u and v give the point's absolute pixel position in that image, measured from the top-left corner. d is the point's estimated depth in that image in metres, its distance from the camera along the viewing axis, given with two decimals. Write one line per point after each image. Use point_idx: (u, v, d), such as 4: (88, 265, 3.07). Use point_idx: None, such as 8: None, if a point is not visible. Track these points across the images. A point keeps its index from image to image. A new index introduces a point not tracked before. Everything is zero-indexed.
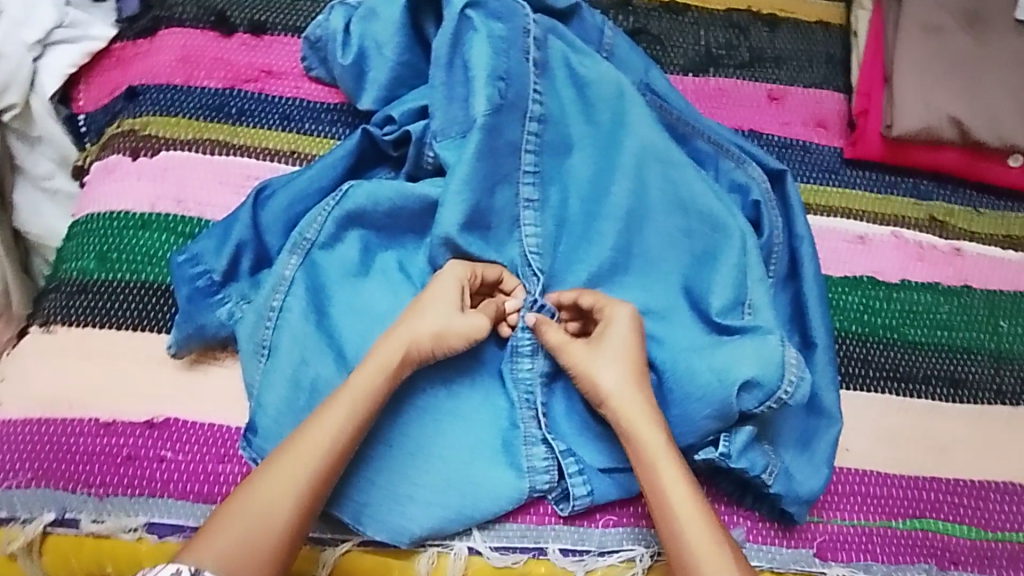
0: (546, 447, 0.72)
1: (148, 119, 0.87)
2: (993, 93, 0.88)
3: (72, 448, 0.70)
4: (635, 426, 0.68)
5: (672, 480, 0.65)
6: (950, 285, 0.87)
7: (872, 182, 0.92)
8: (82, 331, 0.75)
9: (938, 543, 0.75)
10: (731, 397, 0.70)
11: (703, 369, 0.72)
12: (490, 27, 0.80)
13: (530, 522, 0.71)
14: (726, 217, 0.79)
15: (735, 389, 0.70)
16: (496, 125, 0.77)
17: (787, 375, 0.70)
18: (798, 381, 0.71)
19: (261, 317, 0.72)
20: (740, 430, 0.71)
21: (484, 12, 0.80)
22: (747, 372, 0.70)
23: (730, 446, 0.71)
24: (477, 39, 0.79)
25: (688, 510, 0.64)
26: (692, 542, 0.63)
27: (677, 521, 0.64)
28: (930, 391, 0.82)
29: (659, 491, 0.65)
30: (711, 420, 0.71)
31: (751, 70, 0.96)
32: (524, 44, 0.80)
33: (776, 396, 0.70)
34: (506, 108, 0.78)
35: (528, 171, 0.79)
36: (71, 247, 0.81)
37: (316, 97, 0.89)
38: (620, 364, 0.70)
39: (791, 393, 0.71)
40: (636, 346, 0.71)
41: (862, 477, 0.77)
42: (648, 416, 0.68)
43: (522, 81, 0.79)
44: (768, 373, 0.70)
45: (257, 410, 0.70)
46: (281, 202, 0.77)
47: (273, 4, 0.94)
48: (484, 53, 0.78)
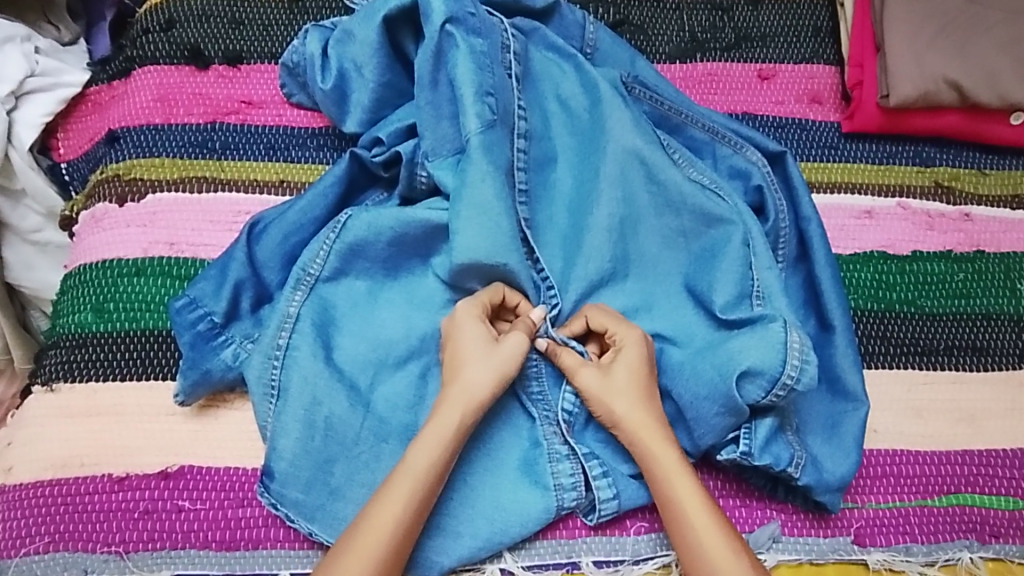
0: (572, 460, 0.70)
1: (132, 163, 0.85)
2: (990, 51, 0.85)
3: (88, 507, 0.69)
4: (644, 442, 0.67)
5: (686, 496, 0.65)
6: (962, 251, 0.85)
7: (872, 155, 0.90)
8: (85, 387, 0.74)
9: (977, 517, 0.73)
10: (733, 390, 0.69)
11: (706, 368, 0.71)
12: (471, 43, 0.78)
13: (560, 537, 0.70)
14: (733, 212, 0.77)
15: (735, 380, 0.69)
16: (487, 138, 0.75)
17: (790, 361, 0.68)
18: (801, 366, 0.68)
19: (269, 358, 0.71)
20: (758, 424, 0.70)
21: (461, 27, 0.78)
22: (747, 363, 0.69)
23: (751, 443, 0.69)
24: (458, 55, 0.77)
25: (705, 525, 0.64)
26: (709, 553, 0.63)
27: (695, 535, 0.63)
28: (952, 362, 0.80)
29: (672, 505, 0.65)
30: (723, 417, 0.69)
31: (739, 51, 0.94)
32: (504, 60, 0.79)
33: (782, 383, 0.68)
34: (494, 119, 0.76)
35: (520, 184, 0.77)
36: (66, 301, 0.79)
37: (299, 123, 0.88)
38: (630, 386, 0.69)
39: (796, 378, 0.68)
40: (645, 364, 0.70)
41: (893, 457, 0.75)
42: (656, 431, 0.67)
43: (507, 96, 0.77)
44: (772, 362, 0.68)
45: (272, 455, 0.68)
46: (275, 237, 0.76)
47: (246, 33, 0.92)
48: (466, 68, 0.76)
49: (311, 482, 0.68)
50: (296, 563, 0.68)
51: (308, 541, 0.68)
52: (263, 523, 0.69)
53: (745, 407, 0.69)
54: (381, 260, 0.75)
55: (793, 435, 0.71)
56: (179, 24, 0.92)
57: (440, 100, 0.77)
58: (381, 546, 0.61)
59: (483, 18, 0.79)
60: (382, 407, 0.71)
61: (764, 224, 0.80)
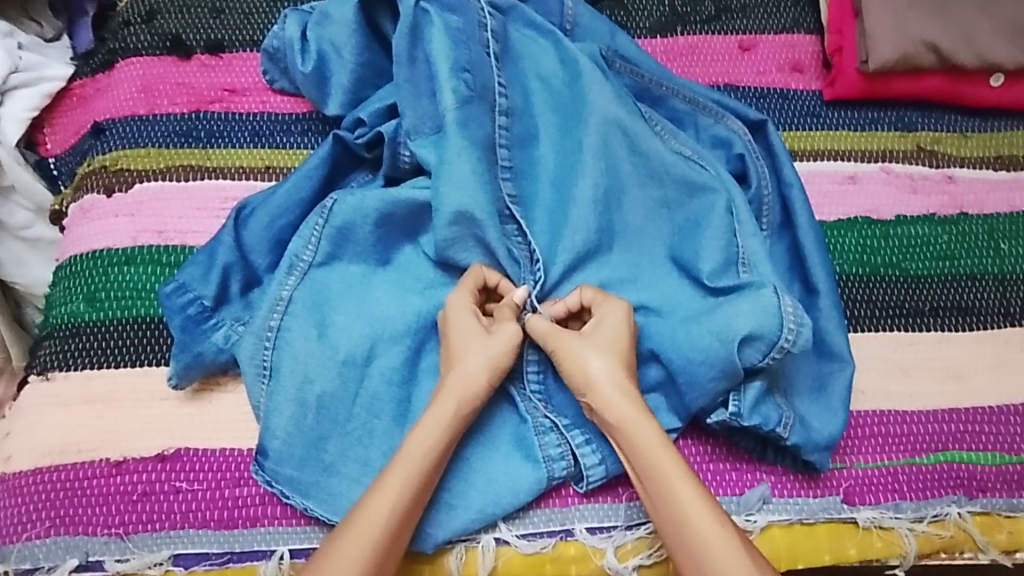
0: (557, 433, 0.71)
1: (118, 153, 0.85)
2: (969, 12, 0.85)
3: (87, 492, 0.70)
4: (627, 429, 0.66)
5: (675, 480, 0.64)
6: (946, 214, 0.86)
7: (854, 121, 0.90)
8: (80, 375, 0.75)
9: (965, 473, 0.74)
10: (734, 355, 0.69)
11: (702, 334, 0.71)
12: (446, 20, 0.78)
13: (553, 506, 0.71)
14: (715, 179, 0.78)
15: (736, 345, 0.69)
16: (468, 115, 0.76)
17: (786, 324, 0.69)
18: (798, 328, 0.69)
19: (260, 339, 0.72)
20: (749, 387, 0.70)
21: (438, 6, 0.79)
22: (746, 328, 0.69)
23: (740, 405, 0.70)
24: (435, 33, 0.78)
25: (694, 507, 0.63)
26: (702, 541, 0.62)
27: (685, 519, 0.63)
28: (938, 322, 0.81)
29: (659, 491, 0.64)
30: (718, 382, 0.70)
31: (719, 23, 0.94)
32: (482, 37, 0.79)
33: (779, 346, 0.69)
34: (474, 96, 0.76)
35: (504, 160, 0.77)
36: (58, 292, 0.80)
37: (283, 109, 0.88)
38: (604, 346, 0.69)
39: (793, 340, 0.69)
40: (614, 333, 0.70)
41: (881, 417, 0.76)
42: (636, 417, 0.66)
43: (486, 72, 0.78)
44: (766, 326, 0.69)
45: (266, 434, 0.69)
46: (262, 221, 0.76)
47: (227, 21, 0.93)
48: (443, 45, 0.77)
49: (305, 459, 0.69)
50: (294, 539, 0.69)
51: (305, 517, 0.69)
52: (259, 501, 0.70)
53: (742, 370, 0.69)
54: (368, 241, 0.76)
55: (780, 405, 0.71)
56: (160, 15, 0.93)
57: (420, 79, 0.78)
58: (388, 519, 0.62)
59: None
60: (374, 384, 0.72)
61: (747, 192, 0.81)
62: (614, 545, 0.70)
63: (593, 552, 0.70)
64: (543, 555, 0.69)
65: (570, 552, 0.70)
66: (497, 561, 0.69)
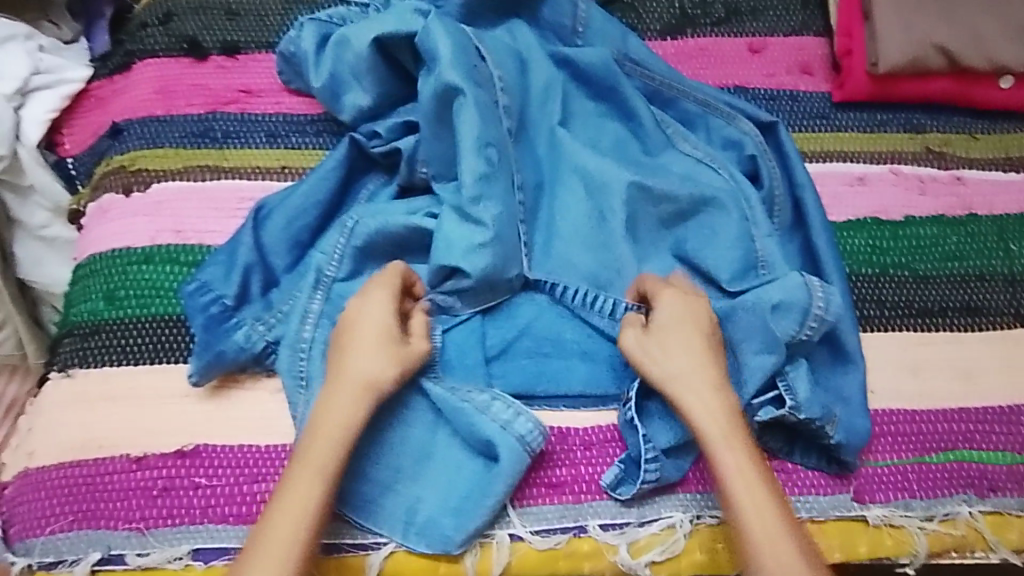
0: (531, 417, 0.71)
1: (136, 154, 0.86)
2: (978, 15, 0.86)
3: (108, 486, 0.71)
4: (701, 417, 0.67)
5: (739, 470, 0.65)
6: (955, 215, 0.87)
7: (863, 123, 0.91)
8: (100, 371, 0.76)
9: (976, 472, 0.74)
10: (771, 325, 0.71)
11: (743, 313, 0.72)
12: (448, 24, 0.79)
13: (567, 502, 0.72)
14: (730, 188, 0.79)
15: (771, 315, 0.71)
16: (485, 137, 0.76)
17: (815, 294, 0.71)
18: (827, 296, 0.72)
19: (295, 350, 0.73)
20: (796, 378, 0.71)
21: (442, 23, 0.78)
22: (777, 297, 0.72)
23: (796, 398, 0.70)
24: (438, 38, 0.77)
25: (760, 497, 0.64)
26: (763, 539, 0.62)
27: (744, 509, 0.63)
28: (947, 323, 0.81)
29: (723, 479, 0.65)
30: (766, 356, 0.71)
31: (729, 26, 0.95)
32: (476, 42, 0.80)
33: (813, 314, 0.71)
34: (489, 110, 0.77)
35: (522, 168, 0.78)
36: (78, 289, 0.81)
37: (298, 110, 0.89)
38: (681, 336, 0.70)
39: (824, 308, 0.71)
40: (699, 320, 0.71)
41: (892, 416, 0.77)
42: (713, 408, 0.67)
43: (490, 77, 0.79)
44: (798, 296, 0.71)
45: (300, 440, 0.70)
46: (279, 222, 0.78)
47: (243, 23, 0.94)
48: (450, 68, 0.76)
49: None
50: None
51: None
52: None
53: (783, 342, 0.71)
54: (387, 243, 0.77)
55: (810, 415, 0.70)
56: (177, 17, 0.94)
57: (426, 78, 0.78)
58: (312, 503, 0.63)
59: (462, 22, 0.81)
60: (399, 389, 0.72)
61: (759, 192, 0.82)
62: (627, 541, 0.70)
63: (607, 548, 0.70)
64: (557, 551, 0.70)
65: (583, 548, 0.70)
66: (512, 557, 0.70)
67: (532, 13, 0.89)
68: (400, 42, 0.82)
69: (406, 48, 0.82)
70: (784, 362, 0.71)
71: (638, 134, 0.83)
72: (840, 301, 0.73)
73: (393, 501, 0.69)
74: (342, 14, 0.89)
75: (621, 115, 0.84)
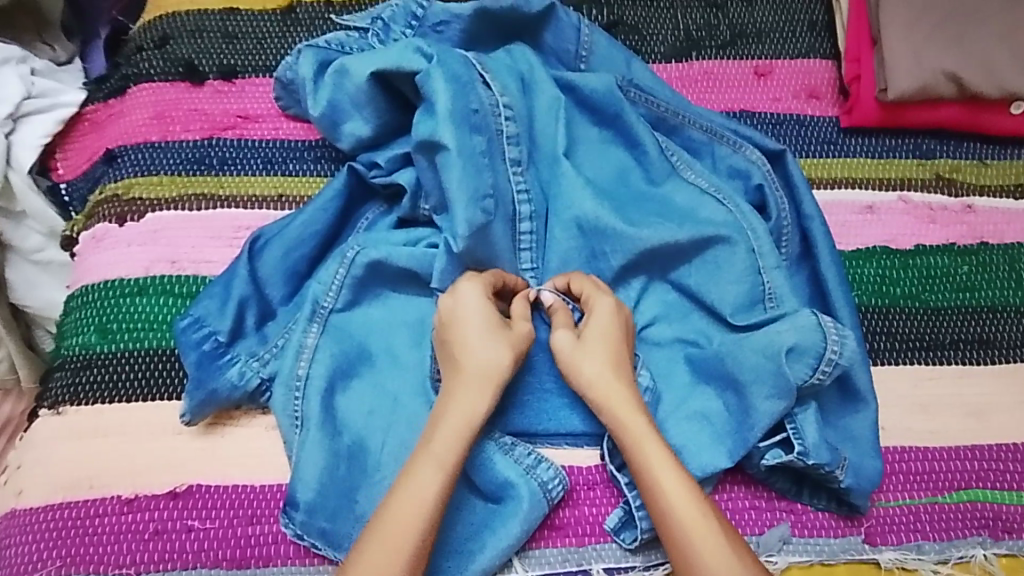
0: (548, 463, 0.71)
1: (131, 182, 0.85)
2: (989, 41, 0.84)
3: (99, 529, 0.69)
4: (647, 463, 0.65)
5: (692, 521, 0.62)
6: (966, 244, 0.85)
7: (871, 149, 0.89)
8: (92, 408, 0.74)
9: (990, 513, 0.72)
10: (785, 369, 0.69)
11: (750, 354, 0.71)
12: (450, 62, 0.77)
13: (570, 545, 0.70)
14: (739, 231, 0.76)
15: (783, 359, 0.69)
16: (480, 190, 0.74)
17: (830, 337, 0.69)
18: (841, 340, 0.69)
19: (290, 389, 0.71)
20: (805, 422, 0.70)
21: (444, 72, 0.76)
22: (791, 340, 0.69)
23: (804, 443, 0.69)
24: (438, 77, 0.75)
25: (717, 549, 0.61)
26: None
27: (703, 564, 0.60)
28: (958, 356, 0.79)
29: (676, 531, 0.62)
30: (775, 402, 0.69)
31: (735, 49, 0.94)
32: (478, 76, 0.78)
33: (827, 359, 0.69)
34: (482, 165, 0.75)
35: (525, 215, 0.76)
36: (70, 322, 0.79)
37: (296, 135, 0.88)
38: (605, 351, 0.70)
39: (838, 352, 0.69)
40: (620, 340, 0.71)
41: (902, 454, 0.75)
42: (659, 451, 0.65)
43: (494, 111, 0.77)
44: (811, 339, 0.69)
45: (295, 483, 0.68)
46: (276, 253, 0.76)
47: (240, 46, 0.92)
48: (447, 124, 0.74)
49: (339, 510, 0.68)
50: None
51: (313, 554, 0.68)
52: (273, 540, 0.69)
53: (795, 387, 0.69)
54: (387, 276, 0.76)
55: (819, 460, 0.68)
56: (174, 40, 0.92)
57: (424, 116, 0.76)
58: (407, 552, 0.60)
59: (466, 72, 0.77)
60: (399, 430, 0.71)
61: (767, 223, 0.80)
62: None
63: None
64: None
65: None
66: None
67: (534, 38, 0.87)
68: (403, 77, 0.78)
69: (408, 80, 0.79)
70: (793, 405, 0.70)
71: (642, 162, 0.81)
72: (855, 347, 0.70)
73: None
74: (340, 41, 0.86)
75: (624, 142, 0.82)
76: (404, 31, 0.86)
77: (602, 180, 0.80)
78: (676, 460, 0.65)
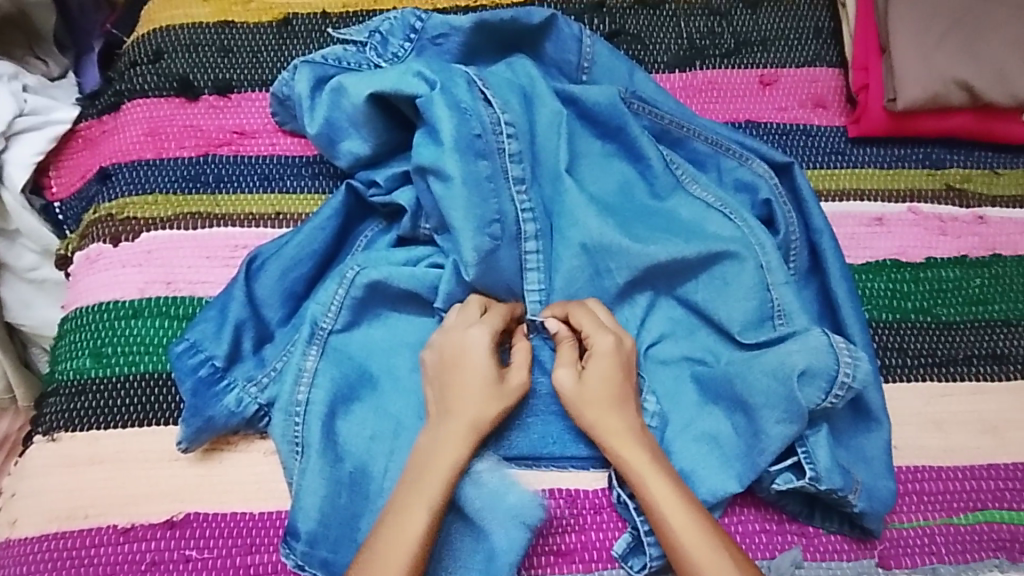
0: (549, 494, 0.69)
1: (125, 201, 0.83)
2: (1000, 48, 0.83)
3: (94, 560, 0.68)
4: (648, 488, 0.64)
5: (696, 546, 0.61)
6: (978, 256, 0.83)
7: (880, 159, 0.88)
8: (87, 435, 0.73)
9: (1007, 534, 0.71)
10: (796, 393, 0.67)
11: (759, 377, 0.69)
12: (450, 84, 0.76)
13: (576, 572, 0.68)
14: (748, 247, 0.74)
15: (794, 383, 0.67)
16: (486, 216, 0.73)
17: (843, 359, 0.67)
18: (854, 362, 0.68)
19: (289, 415, 0.70)
20: (817, 445, 0.68)
21: (446, 98, 0.74)
22: (803, 363, 0.68)
23: (816, 467, 0.67)
24: (438, 101, 0.74)
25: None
26: None
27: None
28: (972, 372, 0.78)
29: (681, 557, 0.61)
30: (786, 425, 0.67)
31: (739, 57, 0.92)
32: (479, 96, 0.76)
33: (840, 382, 0.67)
34: (488, 191, 0.74)
35: (530, 234, 0.75)
36: (64, 345, 0.78)
37: (293, 151, 0.86)
38: (604, 399, 0.68)
39: (852, 375, 0.67)
40: (619, 385, 0.69)
41: (916, 474, 0.73)
42: (660, 475, 0.65)
43: (494, 131, 0.75)
44: (823, 361, 0.67)
45: (295, 513, 0.67)
46: (273, 273, 0.75)
47: (236, 60, 0.91)
48: (450, 152, 0.73)
49: (340, 539, 0.67)
50: None
51: None
52: (272, 570, 0.67)
53: (807, 411, 0.67)
54: (388, 297, 0.74)
55: (831, 485, 0.66)
56: (168, 55, 0.91)
57: (425, 137, 0.75)
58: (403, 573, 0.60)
59: (468, 96, 0.76)
60: (402, 455, 0.69)
61: (775, 237, 0.78)
62: None
63: None
64: None
65: None
66: None
67: (536, 49, 0.86)
68: (403, 99, 0.77)
69: (407, 101, 0.77)
70: (804, 428, 0.68)
71: (647, 176, 0.80)
72: (868, 369, 0.69)
73: None
74: (338, 55, 0.84)
75: (628, 155, 0.80)
76: (403, 44, 0.84)
77: (606, 196, 0.78)
78: (678, 484, 0.65)
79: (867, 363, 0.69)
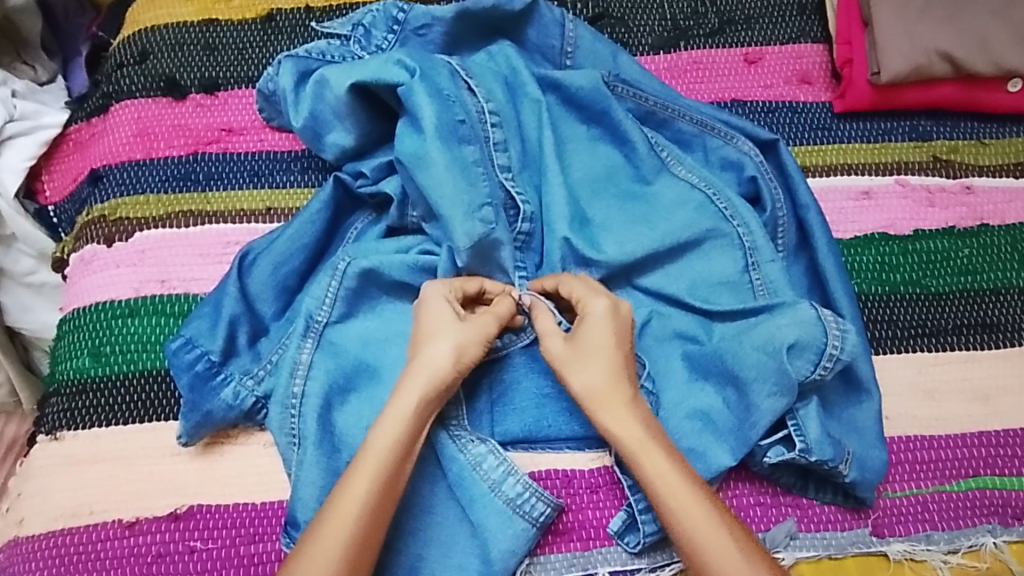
0: (539, 494, 0.68)
1: (117, 202, 0.84)
2: (983, 19, 0.83)
3: (100, 554, 0.69)
4: (651, 468, 0.63)
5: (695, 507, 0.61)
6: (966, 226, 0.83)
7: (867, 133, 0.88)
8: (88, 433, 0.74)
9: (999, 500, 0.71)
10: (786, 367, 0.68)
11: (749, 351, 0.70)
12: (433, 74, 0.77)
13: (574, 550, 0.69)
14: (731, 230, 0.76)
15: (784, 357, 0.68)
16: (476, 201, 0.73)
17: (830, 331, 0.69)
18: (842, 334, 0.69)
19: (286, 407, 0.71)
20: (807, 418, 0.69)
21: (428, 87, 0.75)
22: (792, 337, 0.69)
23: (807, 440, 0.68)
24: (418, 90, 0.74)
25: (725, 551, 0.59)
26: (718, 553, 0.59)
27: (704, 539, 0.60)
28: (962, 341, 0.78)
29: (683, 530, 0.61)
30: (776, 399, 0.68)
31: (724, 36, 0.92)
32: (462, 85, 0.77)
33: (828, 354, 0.68)
34: (476, 176, 0.74)
35: (525, 216, 0.76)
36: (63, 346, 0.79)
37: (281, 147, 0.87)
38: (606, 343, 0.68)
39: (840, 347, 0.68)
40: (611, 357, 0.67)
41: (908, 443, 0.74)
42: (656, 450, 0.64)
43: (476, 116, 0.76)
44: (813, 336, 0.68)
45: (295, 503, 0.68)
46: (265, 268, 0.76)
47: (221, 58, 0.91)
48: (435, 142, 0.73)
49: None
50: None
51: None
52: (275, 559, 0.68)
53: (797, 384, 0.68)
54: (379, 290, 0.75)
55: (821, 457, 0.67)
56: (153, 55, 0.91)
57: (407, 127, 0.75)
58: (353, 543, 0.59)
59: (450, 83, 0.77)
60: None
61: (762, 214, 0.79)
62: None
63: None
64: None
65: None
66: None
67: (519, 35, 0.86)
68: (385, 90, 0.77)
69: (389, 92, 0.77)
70: (794, 402, 0.69)
71: (632, 159, 0.80)
72: (856, 340, 0.70)
73: (414, 566, 0.66)
74: (322, 49, 0.85)
75: (614, 139, 0.81)
76: (386, 36, 0.84)
77: (593, 180, 0.79)
78: (678, 458, 0.64)
79: (856, 335, 0.70)
